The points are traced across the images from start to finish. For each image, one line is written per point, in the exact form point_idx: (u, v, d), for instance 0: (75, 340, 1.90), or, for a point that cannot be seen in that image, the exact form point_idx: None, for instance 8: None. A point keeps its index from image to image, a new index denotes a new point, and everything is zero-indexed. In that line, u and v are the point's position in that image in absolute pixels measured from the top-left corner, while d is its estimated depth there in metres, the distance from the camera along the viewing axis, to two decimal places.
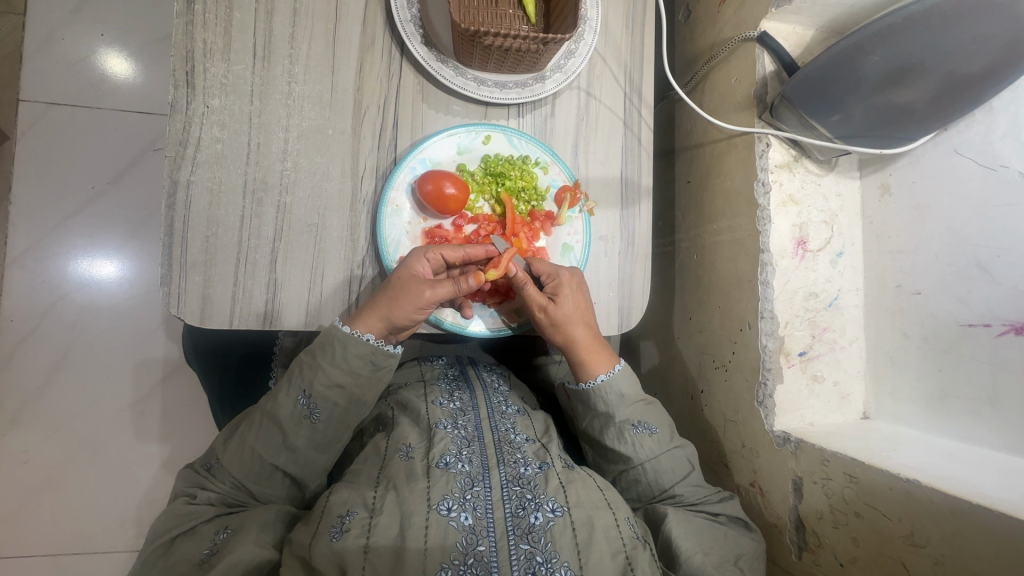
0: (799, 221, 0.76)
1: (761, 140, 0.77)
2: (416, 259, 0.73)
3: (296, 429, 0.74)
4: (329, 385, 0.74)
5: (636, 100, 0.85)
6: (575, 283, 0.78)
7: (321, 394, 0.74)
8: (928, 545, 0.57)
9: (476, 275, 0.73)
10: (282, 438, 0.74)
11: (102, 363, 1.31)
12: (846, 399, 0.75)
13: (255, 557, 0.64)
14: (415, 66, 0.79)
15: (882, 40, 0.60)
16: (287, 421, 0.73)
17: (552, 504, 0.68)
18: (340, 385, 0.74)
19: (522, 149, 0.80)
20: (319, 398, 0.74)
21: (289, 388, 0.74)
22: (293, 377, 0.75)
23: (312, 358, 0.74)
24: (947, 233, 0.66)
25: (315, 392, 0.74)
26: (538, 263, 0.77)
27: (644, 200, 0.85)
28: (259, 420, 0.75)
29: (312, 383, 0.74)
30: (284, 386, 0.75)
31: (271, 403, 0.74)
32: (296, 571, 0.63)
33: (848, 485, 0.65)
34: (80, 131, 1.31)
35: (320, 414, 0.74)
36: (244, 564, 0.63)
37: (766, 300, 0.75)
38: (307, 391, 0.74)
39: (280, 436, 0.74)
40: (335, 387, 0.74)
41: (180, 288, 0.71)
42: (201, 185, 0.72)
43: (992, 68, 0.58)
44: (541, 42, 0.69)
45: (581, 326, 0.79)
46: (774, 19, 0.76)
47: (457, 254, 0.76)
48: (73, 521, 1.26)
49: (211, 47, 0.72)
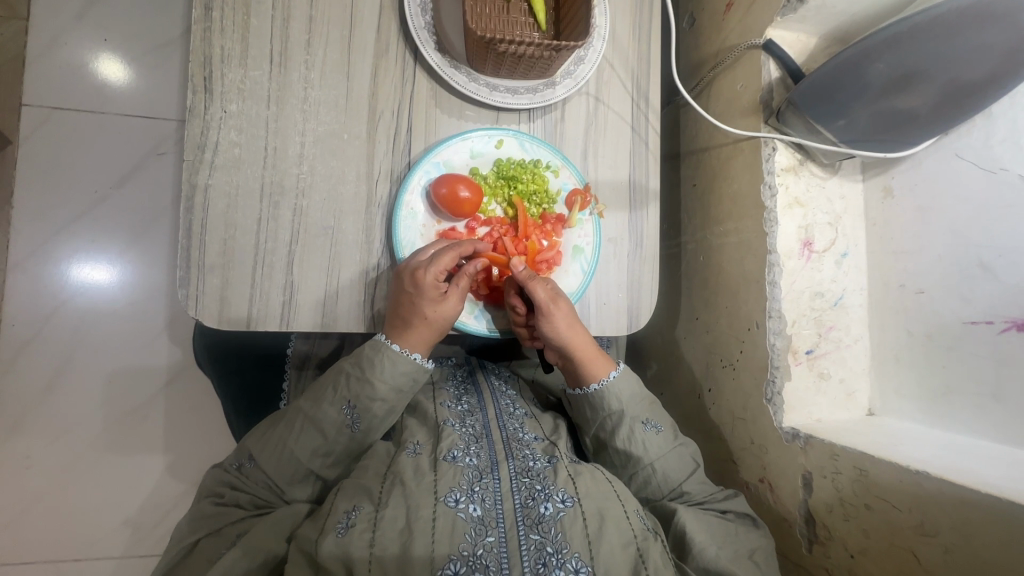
0: (804, 223, 0.78)
1: (767, 144, 0.79)
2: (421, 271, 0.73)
3: (336, 436, 0.75)
4: (373, 398, 0.76)
5: (643, 106, 0.87)
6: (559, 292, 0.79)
7: (364, 405, 0.76)
8: (939, 534, 0.59)
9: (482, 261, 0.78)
10: (320, 444, 0.75)
11: (106, 368, 1.30)
12: (851, 397, 0.77)
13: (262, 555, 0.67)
14: (428, 72, 0.80)
15: (887, 48, 0.62)
16: (328, 428, 0.75)
17: (562, 495, 0.70)
18: (384, 398, 0.77)
19: (534, 154, 0.82)
20: (363, 409, 0.76)
21: (333, 397, 0.76)
22: (338, 387, 0.76)
23: (360, 370, 0.76)
24: (950, 234, 0.68)
25: (359, 403, 0.76)
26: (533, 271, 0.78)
27: (652, 203, 0.87)
28: (299, 424, 0.75)
29: (358, 394, 0.76)
30: (327, 394, 0.76)
31: (313, 408, 0.76)
32: (303, 567, 0.65)
33: (858, 478, 0.67)
34: (83, 136, 1.31)
35: (361, 424, 0.77)
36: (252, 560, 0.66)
37: (773, 300, 0.77)
38: (351, 401, 0.76)
39: (319, 441, 0.75)
40: (378, 399, 0.77)
41: (197, 291, 0.72)
42: (218, 189, 0.73)
43: (993, 76, 0.59)
44: (553, 49, 0.71)
45: (577, 339, 0.80)
46: (778, 28, 0.79)
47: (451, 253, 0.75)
48: (74, 527, 1.25)
49: (228, 53, 0.73)
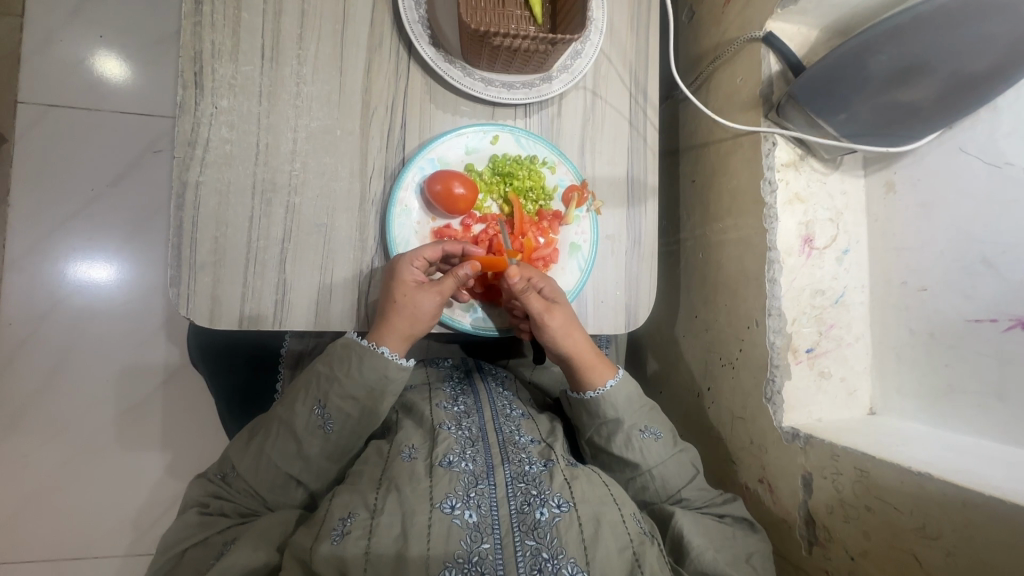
0: (805, 219, 0.76)
1: (767, 139, 0.78)
2: (405, 268, 0.72)
3: (310, 439, 0.74)
4: (343, 397, 0.75)
5: (641, 101, 0.85)
6: (556, 293, 0.78)
7: (335, 405, 0.75)
8: (941, 536, 0.58)
9: (472, 264, 0.74)
10: (296, 447, 0.74)
11: (103, 367, 1.30)
12: (852, 396, 0.76)
13: (252, 562, 0.65)
14: (423, 67, 0.79)
15: (888, 40, 0.61)
16: (302, 431, 0.74)
17: (558, 499, 0.69)
18: (354, 397, 0.76)
19: (530, 150, 0.81)
20: (333, 409, 0.75)
21: (305, 398, 0.76)
22: (309, 389, 0.76)
23: (329, 369, 0.76)
24: (954, 230, 0.66)
25: (330, 403, 0.75)
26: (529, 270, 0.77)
27: (650, 199, 0.86)
28: (275, 429, 0.75)
29: (328, 395, 0.75)
30: (300, 396, 0.76)
31: (287, 411, 0.75)
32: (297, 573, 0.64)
33: (858, 479, 0.66)
34: (79, 134, 1.30)
35: (334, 425, 0.75)
36: (241, 567, 0.65)
37: (773, 298, 0.76)
38: (322, 401, 0.75)
39: (294, 445, 0.74)
40: (349, 398, 0.75)
41: (189, 289, 0.71)
42: (209, 186, 0.72)
43: (997, 67, 0.58)
44: (549, 42, 0.70)
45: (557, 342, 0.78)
46: (778, 20, 0.77)
47: (436, 250, 0.75)
48: (73, 526, 1.25)
49: (218, 48, 0.72)
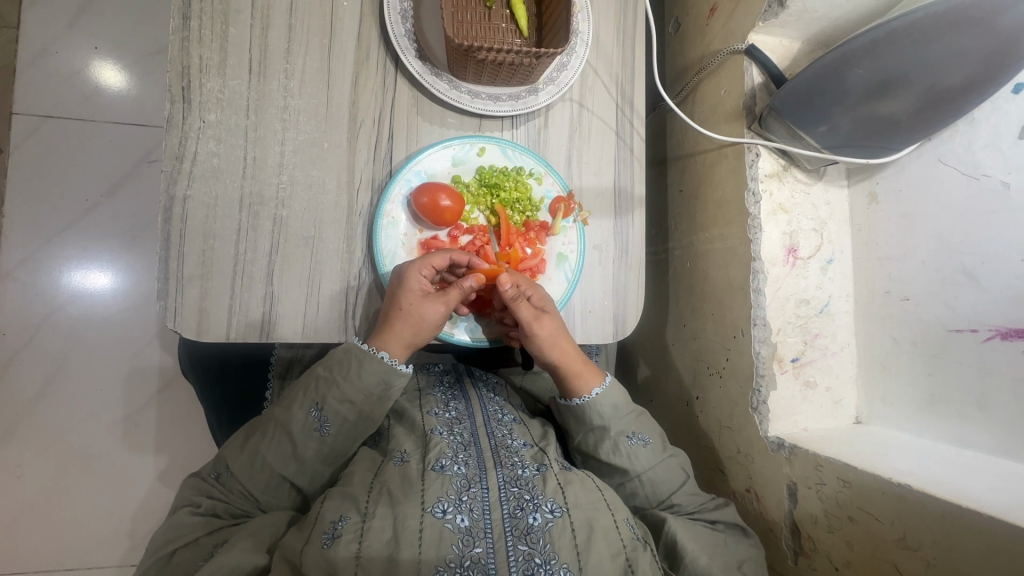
0: (789, 229, 0.77)
1: (750, 150, 0.79)
2: (413, 276, 0.73)
3: (305, 441, 0.75)
4: (341, 400, 0.76)
5: (628, 111, 0.86)
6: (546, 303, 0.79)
7: (332, 407, 0.75)
8: (921, 548, 0.58)
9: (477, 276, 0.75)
10: (291, 450, 0.75)
11: (96, 376, 1.30)
12: (838, 405, 0.76)
13: (240, 561, 0.64)
14: (410, 80, 0.79)
15: (865, 54, 0.62)
16: (298, 433, 0.75)
17: (551, 505, 0.69)
18: (351, 401, 0.76)
19: (516, 161, 0.81)
20: (330, 412, 0.75)
21: (302, 400, 0.76)
22: (308, 391, 0.76)
23: (329, 372, 0.76)
24: (935, 240, 0.67)
25: (327, 405, 0.75)
26: (520, 279, 0.77)
27: (637, 209, 0.86)
28: (271, 431, 0.75)
29: (326, 397, 0.75)
30: (297, 398, 0.76)
31: (283, 413, 0.75)
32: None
33: (842, 489, 0.66)
34: (73, 144, 1.31)
35: (330, 428, 0.76)
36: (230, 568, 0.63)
37: (758, 308, 0.76)
38: (319, 404, 0.75)
39: (290, 447, 0.75)
40: (346, 402, 0.76)
41: (176, 302, 0.72)
42: (197, 199, 0.72)
43: (973, 81, 0.58)
44: (533, 56, 0.70)
45: (567, 352, 0.80)
46: (761, 32, 0.78)
47: (442, 258, 0.76)
48: (66, 537, 1.25)
49: (206, 62, 0.73)
